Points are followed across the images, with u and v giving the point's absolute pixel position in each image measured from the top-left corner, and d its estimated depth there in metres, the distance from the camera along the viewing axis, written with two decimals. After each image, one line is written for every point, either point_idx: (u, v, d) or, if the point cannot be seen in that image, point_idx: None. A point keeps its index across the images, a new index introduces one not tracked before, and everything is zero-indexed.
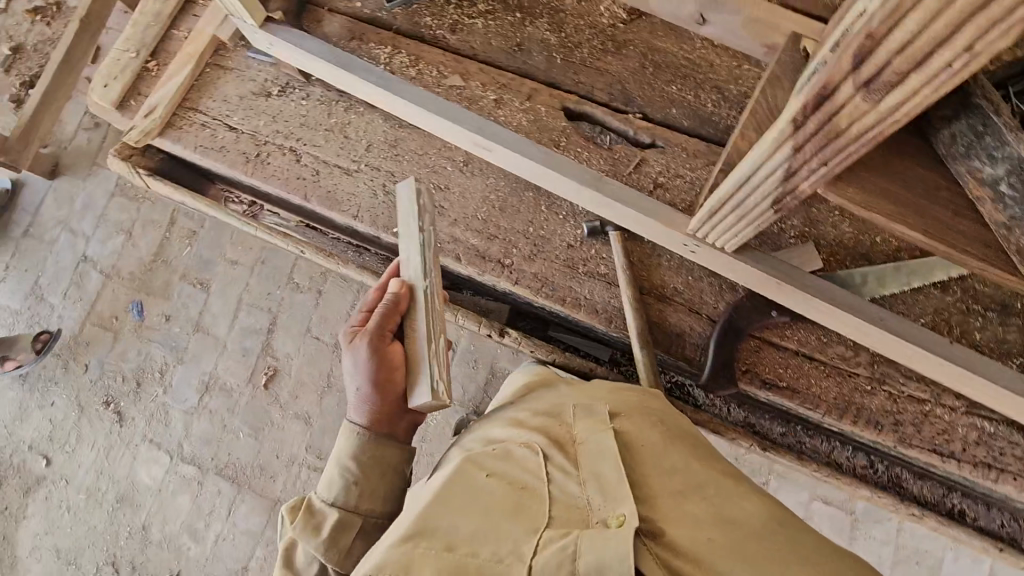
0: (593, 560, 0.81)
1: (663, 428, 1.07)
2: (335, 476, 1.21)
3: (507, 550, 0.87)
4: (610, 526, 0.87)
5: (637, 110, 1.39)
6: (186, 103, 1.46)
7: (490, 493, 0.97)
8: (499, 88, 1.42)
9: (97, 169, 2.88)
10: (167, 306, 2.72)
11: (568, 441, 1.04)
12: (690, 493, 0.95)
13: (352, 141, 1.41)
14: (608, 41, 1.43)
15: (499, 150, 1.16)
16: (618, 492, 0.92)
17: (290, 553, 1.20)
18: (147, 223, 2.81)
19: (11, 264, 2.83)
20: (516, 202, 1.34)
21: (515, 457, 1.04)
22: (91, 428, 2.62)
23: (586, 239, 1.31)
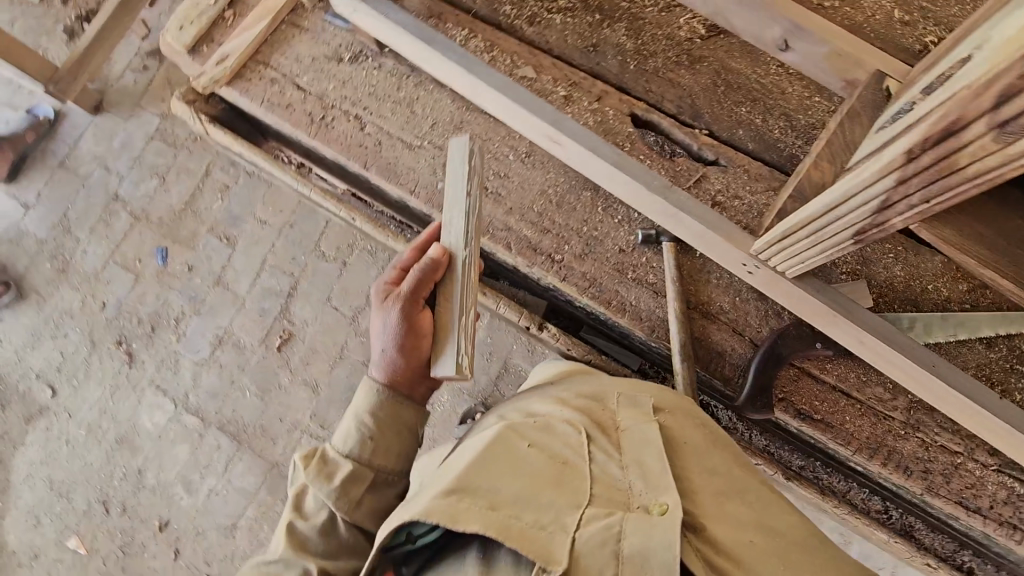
0: (638, 543, 0.87)
1: (706, 431, 1.13)
2: (352, 429, 1.25)
3: (551, 519, 0.93)
4: (653, 512, 0.93)
5: (704, 127, 1.39)
6: (258, 57, 1.46)
7: (533, 461, 1.02)
8: (569, 85, 1.42)
9: (139, 111, 2.88)
10: (190, 256, 2.71)
11: (610, 427, 1.09)
12: (728, 495, 1.02)
13: (418, 117, 1.41)
14: (683, 55, 1.42)
15: (569, 145, 1.16)
16: (661, 482, 0.97)
17: (300, 500, 1.24)
18: (182, 171, 2.81)
19: (42, 193, 2.83)
20: (573, 200, 1.34)
21: (557, 432, 1.08)
22: (100, 366, 2.62)
23: (638, 245, 1.31)
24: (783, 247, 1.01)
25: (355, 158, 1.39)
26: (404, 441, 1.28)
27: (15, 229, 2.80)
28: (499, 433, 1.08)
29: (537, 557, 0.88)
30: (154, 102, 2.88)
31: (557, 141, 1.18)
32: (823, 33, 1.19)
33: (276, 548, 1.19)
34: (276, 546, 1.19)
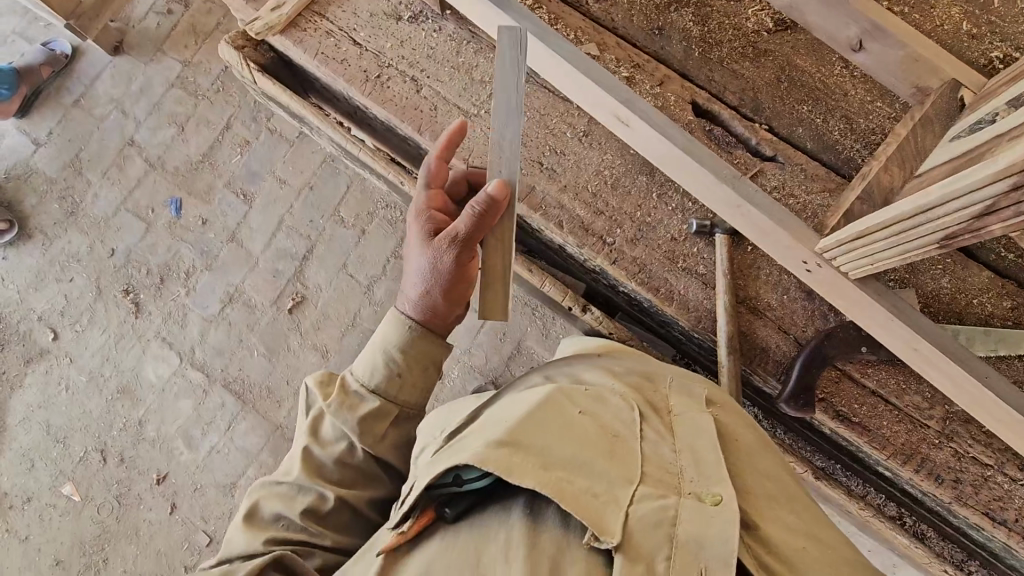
0: (694, 529, 0.82)
1: (755, 434, 1.10)
2: (371, 359, 1.23)
3: (605, 489, 0.87)
4: (706, 501, 0.86)
5: (764, 121, 1.38)
6: (314, 7, 1.42)
7: (584, 427, 0.96)
8: (632, 66, 1.39)
9: (161, 56, 2.80)
10: (205, 210, 2.66)
11: (663, 410, 1.05)
12: (777, 500, 0.97)
13: (477, 84, 1.38)
14: (748, 47, 1.40)
15: (640, 127, 1.14)
16: (716, 472, 0.92)
17: (317, 425, 1.23)
18: (202, 122, 2.74)
19: (54, 131, 2.75)
20: (628, 183, 1.33)
21: (607, 404, 1.03)
22: (105, 313, 2.57)
23: (691, 235, 1.29)
24: (855, 248, 1.01)
25: (410, 120, 1.36)
26: (430, 376, 1.25)
27: (24, 166, 2.72)
28: (551, 394, 1.02)
29: (589, 524, 0.81)
30: (177, 48, 2.79)
31: (626, 121, 1.16)
32: (901, 35, 1.17)
33: (293, 469, 1.21)
34: (293, 468, 1.21)
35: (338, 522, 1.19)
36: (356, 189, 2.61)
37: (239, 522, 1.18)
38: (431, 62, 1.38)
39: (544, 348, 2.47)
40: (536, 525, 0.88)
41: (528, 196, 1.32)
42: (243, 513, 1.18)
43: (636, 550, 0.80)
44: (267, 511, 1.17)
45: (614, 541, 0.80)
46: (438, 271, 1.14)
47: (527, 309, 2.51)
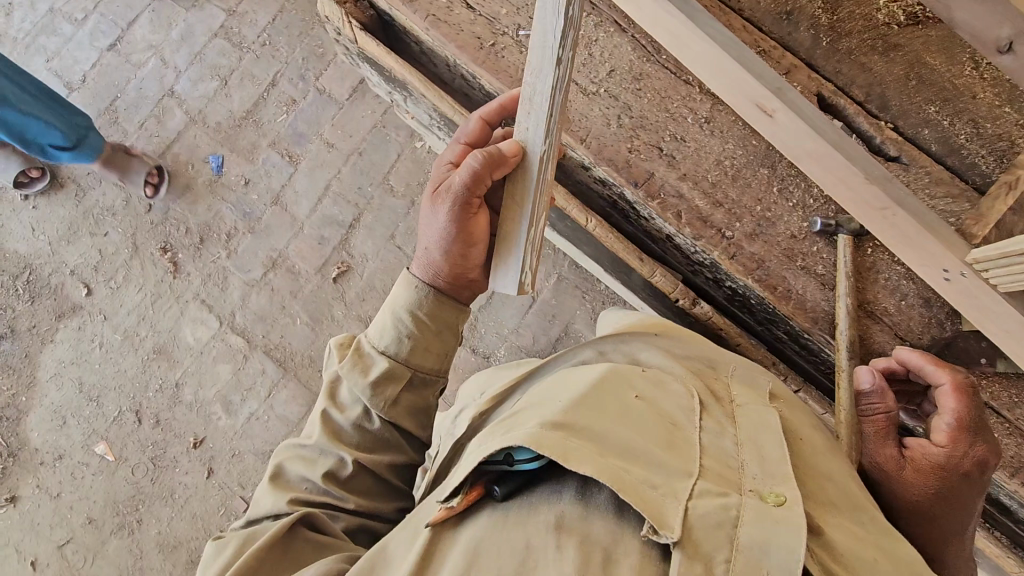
0: (755, 534, 0.71)
1: (823, 436, 0.99)
2: (384, 317, 1.14)
3: (664, 482, 0.76)
4: (769, 502, 0.75)
5: (889, 119, 1.34)
6: None
7: (641, 413, 0.86)
8: (759, 53, 1.33)
9: (203, 3, 2.65)
10: (248, 170, 2.56)
11: (725, 400, 0.94)
12: (840, 508, 0.85)
13: (596, 60, 1.31)
14: (878, 40, 1.35)
15: (785, 118, 1.08)
16: (782, 470, 0.80)
17: (334, 387, 1.16)
18: (246, 77, 2.62)
19: (89, 76, 2.60)
20: (749, 175, 1.28)
21: (664, 390, 0.93)
22: (141, 271, 2.48)
23: (812, 233, 1.26)
24: (1013, 264, 0.97)
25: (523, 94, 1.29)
26: (445, 339, 1.15)
27: None
28: (605, 374, 0.93)
29: (648, 515, 0.72)
30: None
31: (771, 112, 1.09)
32: None
33: (313, 432, 1.13)
34: (314, 431, 1.13)
35: (360, 486, 1.11)
36: (406, 158, 2.53)
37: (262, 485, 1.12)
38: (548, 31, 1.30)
39: (593, 332, 2.43)
40: (586, 509, 0.78)
41: (646, 181, 1.28)
42: (267, 474, 1.12)
43: (695, 548, 0.70)
44: (289, 474, 1.10)
45: (674, 536, 0.70)
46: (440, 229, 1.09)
47: (578, 291, 2.48)
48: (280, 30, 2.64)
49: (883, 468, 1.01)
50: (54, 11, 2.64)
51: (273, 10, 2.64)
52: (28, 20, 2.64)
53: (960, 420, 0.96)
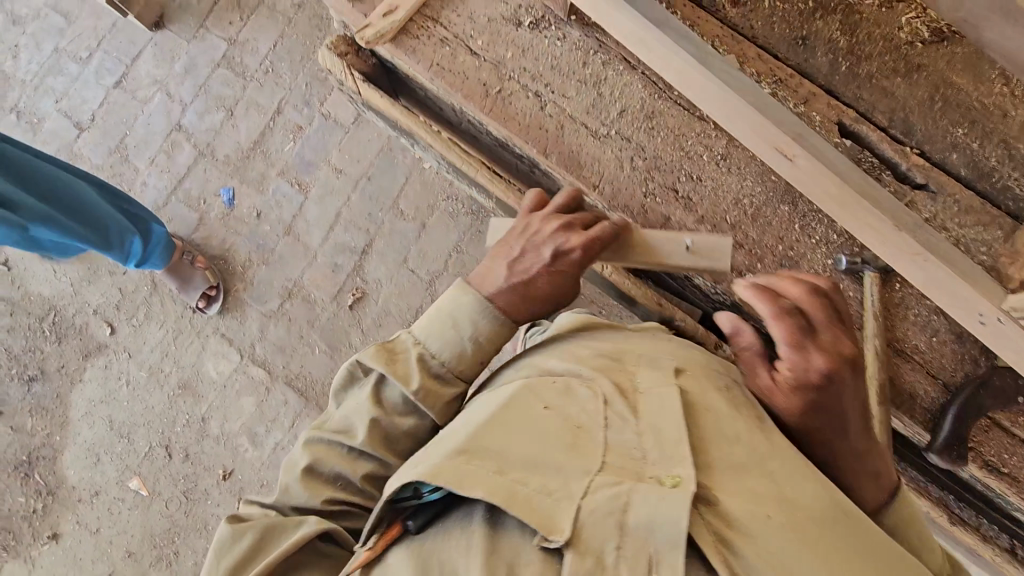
0: (645, 516, 0.74)
1: (730, 394, 0.97)
2: (435, 315, 1.08)
3: (559, 488, 0.79)
4: (665, 485, 0.78)
5: (915, 144, 1.29)
6: (426, 11, 1.29)
7: (544, 423, 0.88)
8: (776, 82, 1.28)
9: (204, 33, 2.64)
10: (259, 201, 2.57)
11: (629, 388, 0.94)
12: (745, 469, 0.83)
13: (605, 100, 1.27)
14: (900, 61, 1.30)
15: (806, 162, 1.03)
16: (678, 449, 0.82)
17: (380, 391, 1.05)
18: (251, 106, 2.61)
19: (97, 115, 2.61)
20: (768, 213, 1.24)
21: (573, 394, 0.94)
22: (162, 308, 2.52)
23: (836, 271, 1.23)
24: None
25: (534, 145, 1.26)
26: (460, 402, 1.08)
27: (66, 152, 2.59)
28: (515, 391, 0.94)
29: (537, 525, 0.75)
30: (221, 24, 2.64)
31: (790, 155, 1.04)
32: None
33: (356, 432, 1.04)
34: (356, 433, 1.03)
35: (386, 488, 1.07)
36: (415, 180, 2.51)
37: (288, 472, 1.04)
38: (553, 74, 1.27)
39: None
40: (494, 529, 0.80)
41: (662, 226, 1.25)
42: (297, 468, 1.03)
43: (586, 543, 0.74)
44: (326, 471, 1.03)
45: (563, 539, 0.74)
46: None
47: None
48: (282, 56, 2.62)
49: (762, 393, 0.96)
50: (59, 50, 2.64)
51: (274, 35, 2.62)
52: (34, 60, 2.64)
53: (790, 331, 0.88)
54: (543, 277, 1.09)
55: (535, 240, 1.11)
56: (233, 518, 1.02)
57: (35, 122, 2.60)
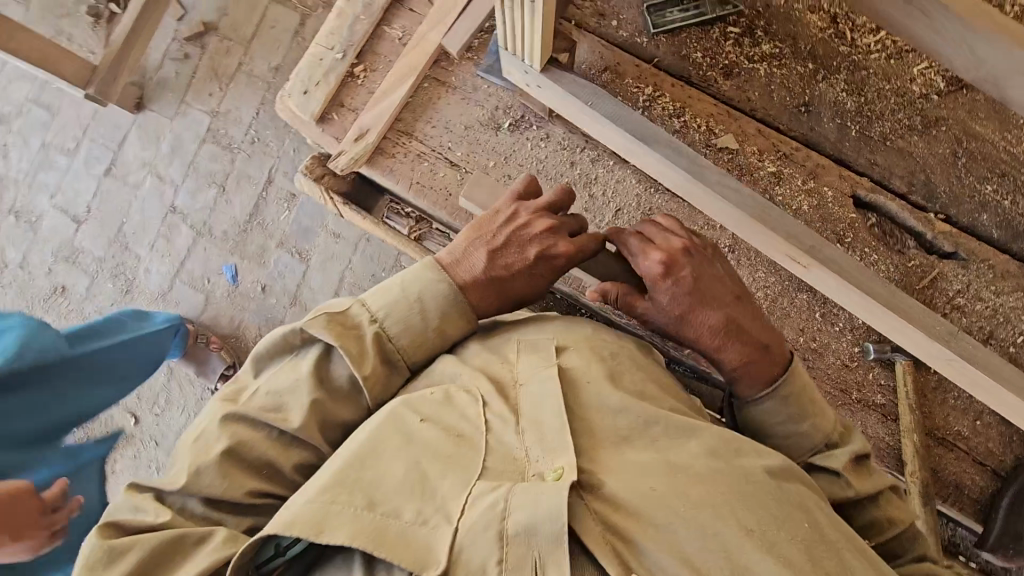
0: (524, 517, 0.89)
1: (612, 369, 1.13)
2: (397, 293, 1.16)
3: (432, 511, 0.95)
4: (547, 479, 0.95)
5: (938, 209, 1.19)
6: (398, 124, 1.27)
7: (427, 439, 1.03)
8: (778, 159, 1.19)
9: (185, 109, 2.59)
10: (262, 274, 2.53)
11: (510, 386, 1.11)
12: (629, 441, 1.03)
13: (599, 202, 1.27)
14: (916, 116, 1.19)
15: (827, 277, 0.97)
16: (557, 442, 1.00)
17: (326, 367, 1.13)
18: (242, 178, 2.56)
19: (92, 206, 2.60)
20: (786, 304, 1.21)
21: (455, 403, 1.09)
22: (181, 392, 2.54)
23: (863, 359, 1.19)
24: None
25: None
26: None
27: (68, 248, 2.60)
28: (392, 409, 1.08)
29: (410, 564, 0.89)
30: (201, 97, 2.58)
31: (805, 267, 0.99)
32: None
33: (290, 415, 1.08)
34: (291, 416, 1.08)
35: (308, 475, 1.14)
36: None
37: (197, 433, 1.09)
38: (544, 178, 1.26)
39: None
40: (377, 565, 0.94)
41: None
42: (215, 450, 1.04)
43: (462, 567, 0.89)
44: (251, 453, 1.07)
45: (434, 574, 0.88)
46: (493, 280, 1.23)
47: None
48: (267, 123, 2.55)
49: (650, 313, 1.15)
50: (45, 145, 2.62)
51: (255, 103, 2.55)
52: (24, 158, 2.63)
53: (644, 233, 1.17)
54: (520, 278, 1.18)
55: (521, 240, 1.17)
56: (103, 531, 0.99)
57: (34, 221, 2.61)
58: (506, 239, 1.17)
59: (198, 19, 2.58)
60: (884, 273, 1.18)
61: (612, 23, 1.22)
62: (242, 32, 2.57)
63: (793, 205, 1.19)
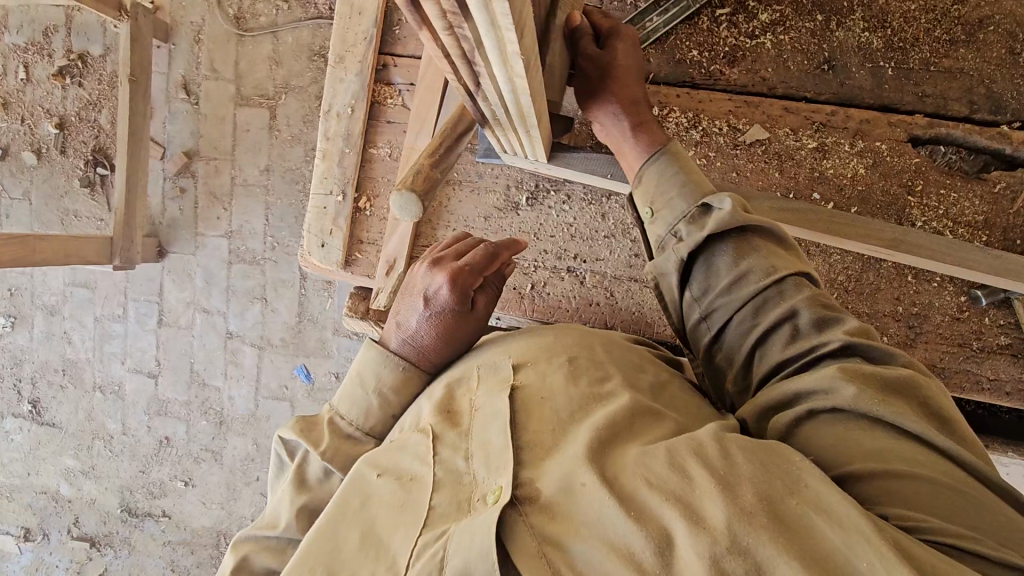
0: (460, 560, 0.69)
1: (569, 369, 0.91)
2: (350, 379, 1.11)
3: (384, 565, 0.79)
4: (488, 502, 0.75)
5: (1011, 118, 1.16)
6: (420, 240, 1.33)
7: (381, 495, 0.87)
8: (816, 131, 1.21)
9: (202, 239, 2.64)
10: (331, 364, 2.59)
11: (463, 415, 0.92)
12: (571, 442, 0.79)
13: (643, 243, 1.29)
14: (954, 28, 1.16)
15: (906, 256, 1.09)
16: (502, 459, 0.79)
17: (303, 469, 1.06)
18: (278, 285, 2.58)
19: (160, 357, 2.73)
20: (873, 275, 1.22)
21: (407, 445, 0.92)
22: None
23: (974, 306, 1.20)
24: None
25: (594, 317, 1.30)
26: None
27: (156, 402, 2.76)
28: (355, 469, 0.93)
29: None
30: (212, 223, 2.62)
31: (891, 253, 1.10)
32: None
33: (280, 520, 1.02)
34: (281, 520, 1.02)
35: None
36: None
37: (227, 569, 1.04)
38: (582, 244, 1.30)
39: None
40: None
41: None
42: (224, 571, 0.99)
43: None
44: (255, 569, 0.99)
45: None
46: (428, 333, 1.06)
47: None
48: (278, 225, 2.55)
49: (608, 69, 1.01)
50: (97, 318, 2.76)
51: (262, 210, 2.55)
52: (86, 336, 2.77)
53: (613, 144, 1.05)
54: (430, 328, 1.06)
55: (412, 294, 1.09)
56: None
57: (117, 389, 2.78)
58: (402, 301, 1.11)
59: (178, 151, 2.59)
60: (970, 210, 1.17)
61: None
62: (223, 147, 2.56)
63: (849, 172, 1.20)
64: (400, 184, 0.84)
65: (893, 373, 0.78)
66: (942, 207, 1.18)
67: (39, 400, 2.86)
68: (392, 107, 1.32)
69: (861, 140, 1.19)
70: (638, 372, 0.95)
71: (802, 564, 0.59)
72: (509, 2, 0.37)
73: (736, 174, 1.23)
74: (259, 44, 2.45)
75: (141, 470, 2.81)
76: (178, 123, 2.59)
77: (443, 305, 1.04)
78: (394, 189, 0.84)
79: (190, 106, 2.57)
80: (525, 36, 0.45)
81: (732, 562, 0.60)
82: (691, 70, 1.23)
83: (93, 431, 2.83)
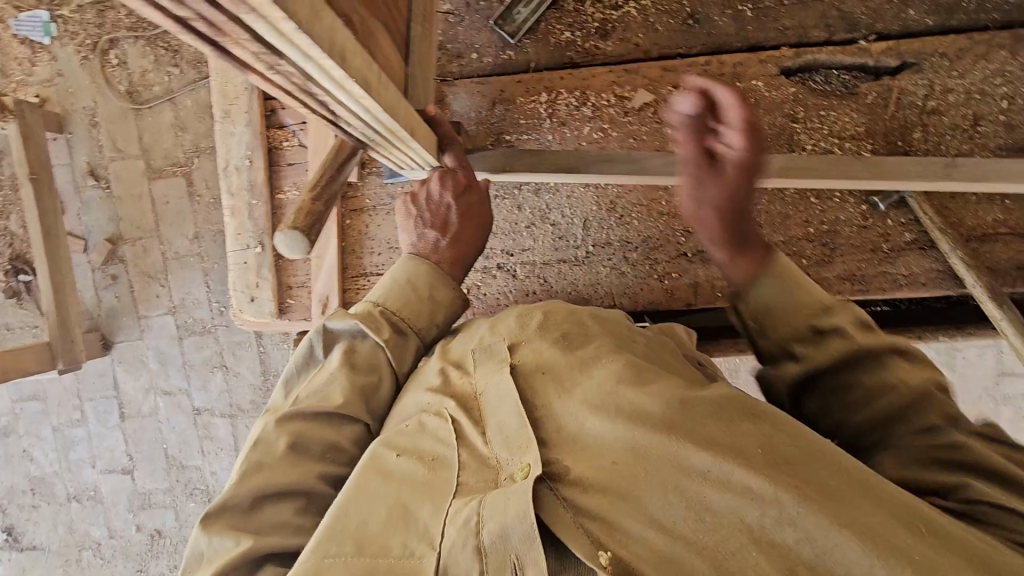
0: (495, 525, 0.66)
1: (565, 342, 0.91)
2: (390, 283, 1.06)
3: (417, 539, 0.72)
4: (516, 479, 0.73)
5: (867, 32, 1.24)
6: (349, 271, 1.34)
7: (403, 472, 0.81)
8: None
9: (146, 321, 2.56)
10: None
11: (470, 397, 0.88)
12: (575, 403, 0.80)
13: (561, 225, 1.36)
14: None
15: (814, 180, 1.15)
16: (521, 439, 0.77)
17: (353, 350, 0.98)
18: (235, 348, 2.53)
19: (131, 450, 2.64)
20: (777, 206, 1.30)
21: (427, 428, 0.87)
22: None
23: (876, 212, 1.28)
24: None
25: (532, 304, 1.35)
26: None
27: (138, 495, 2.66)
28: (367, 454, 0.86)
29: None
30: (152, 303, 2.54)
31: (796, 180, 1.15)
32: None
33: (334, 394, 0.92)
34: (335, 394, 0.92)
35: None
36: None
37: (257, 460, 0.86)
38: (505, 239, 1.36)
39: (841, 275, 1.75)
40: None
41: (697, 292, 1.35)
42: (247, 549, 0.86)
43: None
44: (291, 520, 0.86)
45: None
46: (462, 230, 1.12)
47: None
48: (220, 288, 2.49)
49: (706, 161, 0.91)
50: (55, 428, 2.65)
51: (201, 277, 2.50)
52: (47, 448, 2.66)
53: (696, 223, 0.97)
54: (466, 223, 1.12)
55: (434, 198, 1.12)
56: None
57: (94, 494, 2.67)
58: (420, 211, 1.12)
59: (101, 239, 2.51)
60: (850, 124, 1.25)
61: (474, 58, 1.32)
62: (146, 225, 2.50)
63: None
64: (284, 223, 0.85)
65: (870, 332, 0.82)
66: (825, 127, 1.25)
67: (13, 525, 2.74)
68: (288, 149, 1.33)
69: (739, 81, 1.26)
70: (624, 331, 0.96)
71: (850, 530, 0.58)
72: (304, 34, 0.44)
73: (632, 140, 1.28)
74: (157, 114, 2.40)
75: (139, 569, 2.71)
76: (93, 212, 2.51)
77: (472, 200, 1.13)
78: (280, 227, 0.85)
79: (103, 191, 2.49)
80: (345, 64, 0.52)
81: (782, 534, 0.60)
82: (568, 52, 1.28)
83: (78, 543, 2.71)
